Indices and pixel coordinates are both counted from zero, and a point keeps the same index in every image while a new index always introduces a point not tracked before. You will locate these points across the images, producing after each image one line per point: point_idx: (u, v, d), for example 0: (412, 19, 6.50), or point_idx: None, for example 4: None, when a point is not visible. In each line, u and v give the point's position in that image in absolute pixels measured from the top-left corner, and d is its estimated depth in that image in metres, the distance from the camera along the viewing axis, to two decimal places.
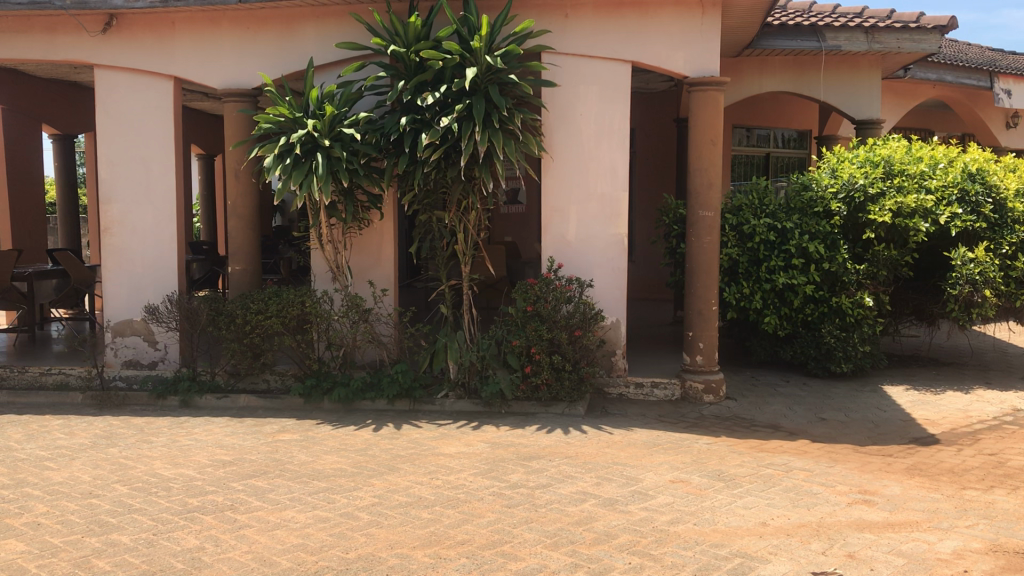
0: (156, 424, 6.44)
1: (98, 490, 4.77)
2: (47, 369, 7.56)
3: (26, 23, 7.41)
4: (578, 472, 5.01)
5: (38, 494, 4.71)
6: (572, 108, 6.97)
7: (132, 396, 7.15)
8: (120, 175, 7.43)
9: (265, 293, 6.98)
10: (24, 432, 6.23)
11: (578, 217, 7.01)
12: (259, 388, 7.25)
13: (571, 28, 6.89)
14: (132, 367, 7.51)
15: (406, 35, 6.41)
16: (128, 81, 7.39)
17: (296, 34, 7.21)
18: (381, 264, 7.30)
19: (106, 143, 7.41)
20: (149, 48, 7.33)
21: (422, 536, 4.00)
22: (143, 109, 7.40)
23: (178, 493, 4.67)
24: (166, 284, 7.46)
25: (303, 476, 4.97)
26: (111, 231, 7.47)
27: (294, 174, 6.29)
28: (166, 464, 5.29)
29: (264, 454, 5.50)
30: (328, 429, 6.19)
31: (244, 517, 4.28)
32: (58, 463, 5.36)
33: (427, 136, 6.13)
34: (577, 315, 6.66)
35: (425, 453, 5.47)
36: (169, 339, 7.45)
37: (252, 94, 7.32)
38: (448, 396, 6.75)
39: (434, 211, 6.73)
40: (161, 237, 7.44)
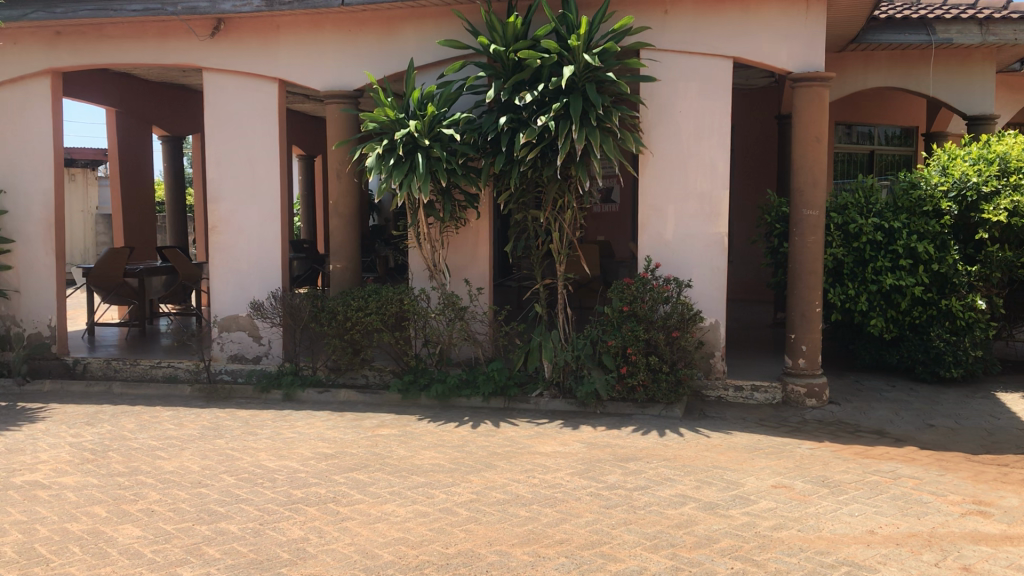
0: (261, 416, 6.62)
1: (207, 480, 4.93)
2: (157, 362, 7.86)
3: (141, 29, 7.73)
4: (677, 475, 4.94)
5: (151, 482, 4.90)
6: (671, 106, 6.88)
7: (238, 389, 7.36)
8: (227, 176, 7.68)
9: (365, 290, 7.12)
10: (137, 422, 6.48)
11: (678, 216, 6.92)
12: (359, 383, 7.39)
13: (671, 25, 6.80)
14: (237, 361, 7.73)
15: (505, 33, 6.43)
16: (234, 84, 7.62)
17: (396, 34, 7.30)
18: (477, 262, 7.33)
19: (214, 145, 7.66)
20: (255, 51, 7.54)
21: (520, 534, 4.00)
22: (248, 111, 7.62)
23: (283, 485, 4.79)
24: (270, 281, 7.66)
25: (402, 471, 5.03)
26: (218, 229, 7.72)
27: (396, 173, 6.41)
28: (270, 455, 5.44)
29: (364, 449, 5.60)
30: (426, 425, 6.26)
31: (346, 509, 4.35)
32: (169, 453, 5.56)
33: (525, 135, 6.16)
34: (675, 316, 6.54)
35: (521, 451, 5.48)
36: (273, 334, 7.65)
37: (354, 95, 7.46)
38: (542, 395, 6.76)
39: (530, 210, 6.73)
40: (265, 236, 7.64)
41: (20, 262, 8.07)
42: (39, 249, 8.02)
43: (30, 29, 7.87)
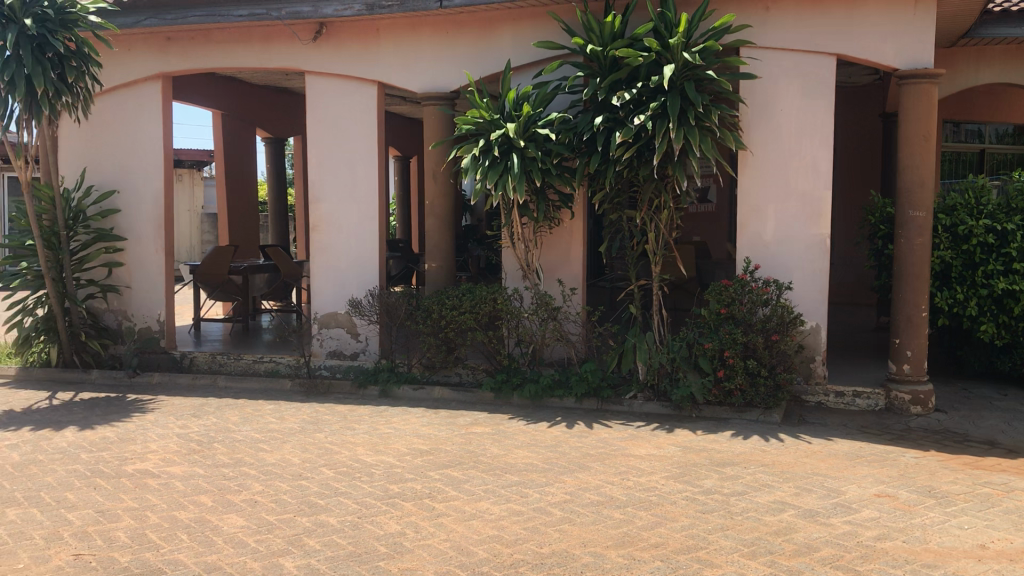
0: (358, 412, 6.75)
1: (307, 472, 5.05)
2: (260, 357, 8.13)
3: (247, 34, 7.98)
4: (775, 481, 4.84)
5: (254, 474, 5.05)
6: (771, 105, 6.75)
7: (336, 384, 7.53)
8: (327, 176, 7.86)
9: (460, 289, 7.19)
10: (241, 414, 6.69)
11: (777, 217, 6.78)
12: (452, 381, 7.44)
13: (772, 22, 6.68)
14: (336, 358, 7.91)
15: (602, 33, 6.41)
16: (335, 86, 7.79)
17: (493, 36, 7.35)
18: (570, 263, 7.32)
19: (315, 146, 7.85)
20: (355, 54, 7.69)
21: (614, 536, 3.98)
22: (347, 113, 7.78)
23: (380, 479, 4.87)
24: (367, 279, 7.81)
25: (497, 469, 5.06)
26: (318, 229, 7.91)
27: (491, 173, 6.46)
28: (368, 450, 5.54)
29: (459, 446, 5.65)
30: (519, 424, 6.28)
31: (442, 506, 4.40)
32: (271, 445, 5.72)
33: (621, 134, 6.12)
34: (774, 319, 6.42)
35: (615, 453, 5.45)
36: (370, 332, 7.78)
37: (451, 96, 7.54)
38: (636, 398, 6.71)
39: (625, 209, 6.69)
40: (363, 236, 7.79)
41: (132, 259, 8.42)
42: (150, 247, 8.35)
43: (144, 36, 8.21)
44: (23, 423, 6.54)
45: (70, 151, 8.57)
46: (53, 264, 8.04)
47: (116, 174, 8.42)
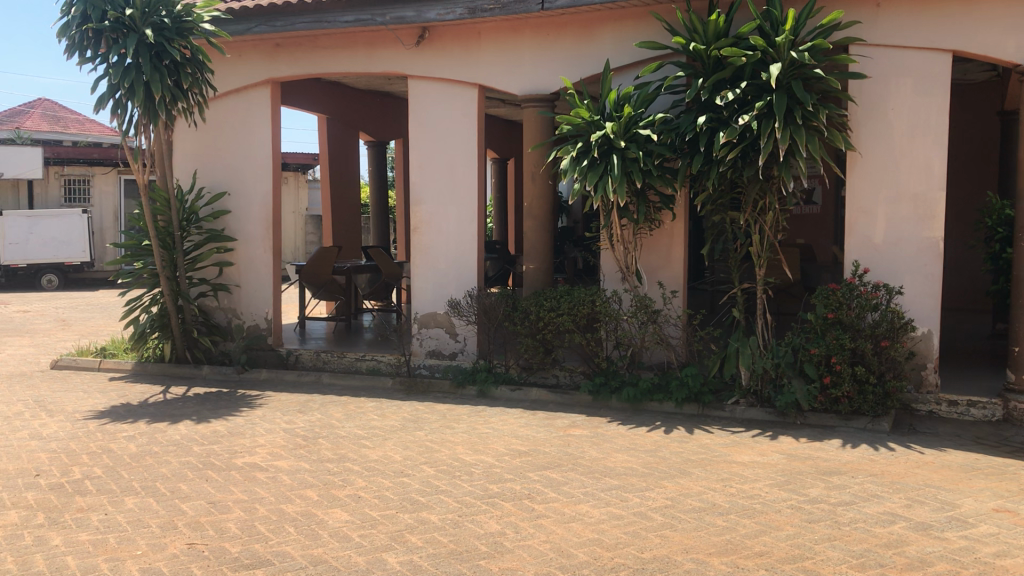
0: (457, 411, 6.82)
1: (409, 470, 5.12)
2: (361, 355, 8.25)
3: (352, 40, 8.15)
4: (884, 491, 4.69)
5: (358, 470, 5.15)
6: (882, 103, 6.53)
7: (435, 383, 7.61)
8: (428, 178, 7.96)
9: (558, 291, 7.19)
10: (344, 411, 6.84)
11: (887, 219, 6.57)
12: (549, 382, 7.42)
13: (883, 18, 6.47)
14: (435, 357, 8.02)
15: (705, 32, 6.32)
16: (437, 89, 7.89)
17: (594, 37, 7.32)
18: (670, 266, 7.22)
19: (416, 148, 7.97)
20: (457, 57, 7.78)
21: (717, 543, 3.91)
22: (449, 116, 7.86)
23: (480, 479, 4.91)
24: (466, 280, 7.87)
25: (596, 472, 5.03)
26: (418, 230, 8.02)
27: (590, 175, 6.45)
28: (467, 450, 5.59)
29: (558, 448, 5.65)
30: (619, 428, 6.24)
31: (542, 507, 4.41)
32: (373, 442, 5.83)
33: (725, 135, 6.02)
34: (884, 324, 6.24)
35: (717, 459, 5.36)
36: (468, 332, 7.85)
37: (551, 97, 7.55)
38: (738, 404, 6.57)
39: (729, 211, 6.56)
40: (463, 237, 7.86)
41: (241, 259, 8.70)
42: (258, 247, 8.61)
43: (254, 42, 8.47)
44: (140, 415, 6.83)
45: (184, 154, 8.91)
46: (167, 264, 8.38)
47: (226, 176, 8.71)
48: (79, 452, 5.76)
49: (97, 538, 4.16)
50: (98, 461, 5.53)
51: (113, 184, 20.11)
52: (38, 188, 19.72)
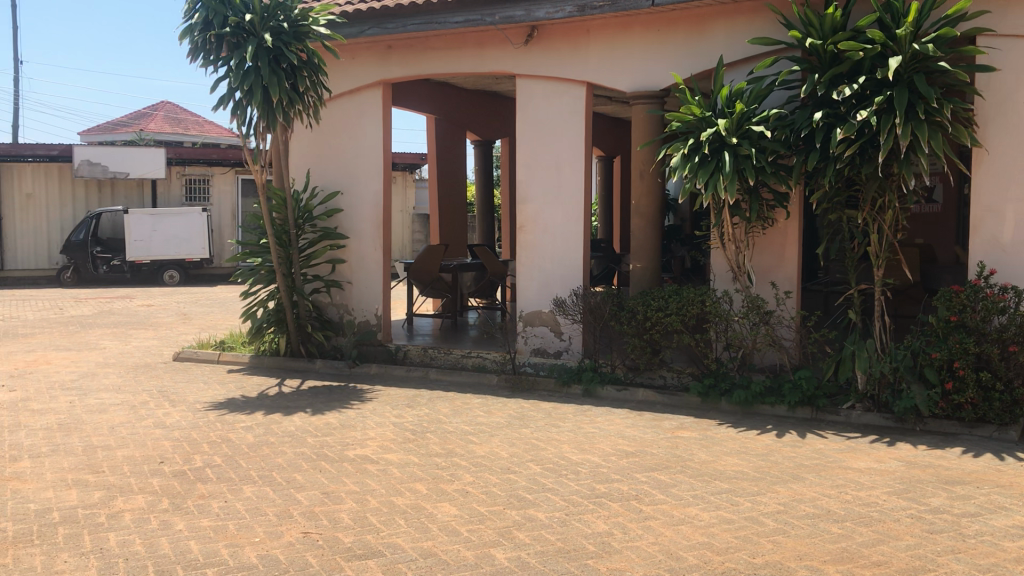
0: (563, 409, 6.82)
1: (516, 467, 5.15)
2: (467, 352, 8.30)
3: (462, 40, 8.24)
4: (1012, 504, 4.47)
5: (465, 465, 5.20)
6: (1013, 97, 6.23)
7: (540, 381, 7.62)
8: (535, 177, 7.98)
9: (666, 291, 7.12)
10: (451, 407, 6.93)
11: (1017, 217, 6.26)
12: (656, 383, 7.28)
13: (1015, 7, 6.17)
14: (540, 356, 8.03)
15: (822, 25, 6.14)
16: (545, 88, 7.89)
17: (706, 33, 7.20)
18: (784, 265, 7.06)
19: (524, 147, 8.00)
20: (565, 56, 7.78)
21: (832, 551, 3.80)
22: (557, 114, 7.87)
23: (587, 478, 4.90)
24: (572, 279, 7.87)
25: (705, 475, 4.96)
26: (525, 228, 8.05)
27: (701, 172, 6.37)
28: (573, 448, 5.58)
29: (665, 449, 5.58)
30: (728, 430, 6.14)
31: (650, 509, 4.36)
32: (480, 438, 5.88)
33: (842, 131, 5.84)
34: (1014, 327, 5.86)
35: (831, 465, 5.21)
36: (573, 331, 7.84)
37: (661, 95, 7.46)
38: (854, 408, 6.39)
39: (846, 210, 6.36)
40: (570, 236, 7.85)
41: (353, 256, 8.91)
42: (369, 245, 8.81)
43: (367, 44, 8.65)
44: (257, 407, 7.07)
45: (299, 154, 9.16)
46: (284, 261, 8.64)
47: (339, 176, 8.93)
48: (199, 441, 5.99)
49: (217, 524, 4.31)
50: (218, 450, 5.74)
51: (231, 184, 20.95)
52: (161, 187, 20.61)
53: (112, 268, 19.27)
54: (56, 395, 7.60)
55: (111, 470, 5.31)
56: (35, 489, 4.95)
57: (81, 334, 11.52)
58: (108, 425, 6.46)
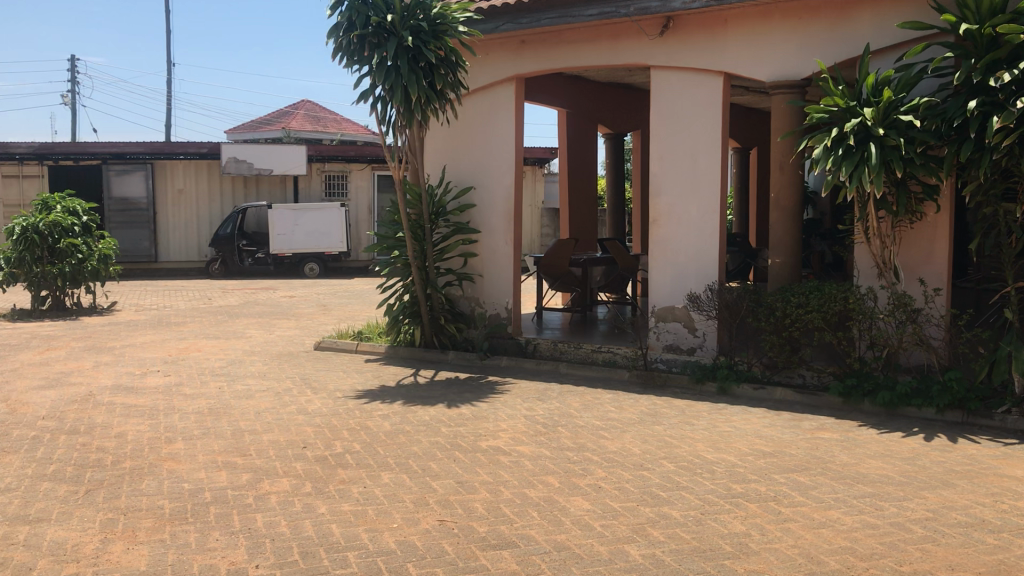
0: (697, 407, 6.71)
1: (649, 463, 5.10)
2: (598, 347, 8.27)
3: (596, 33, 8.20)
4: None
5: (598, 460, 5.19)
6: None
7: (673, 378, 7.51)
8: (669, 170, 7.87)
9: (807, 287, 6.90)
10: (583, 401, 6.92)
11: None
12: (795, 382, 7.12)
13: None
14: (672, 352, 7.93)
15: (979, 8, 5.86)
16: (681, 80, 7.77)
17: (850, 19, 6.93)
18: (934, 261, 6.72)
19: (659, 140, 7.90)
20: (702, 46, 7.63)
21: (987, 563, 3.60)
22: (692, 106, 7.73)
23: (723, 477, 4.80)
24: (707, 274, 7.73)
25: (847, 478, 4.78)
26: (659, 222, 7.95)
27: (844, 165, 6.14)
28: (708, 447, 5.48)
29: (805, 450, 5.42)
30: (871, 433, 5.90)
31: (789, 511, 4.24)
32: (612, 434, 5.85)
33: (1000, 119, 5.51)
34: None
35: (985, 472, 4.94)
36: (708, 327, 7.71)
37: (801, 84, 7.24)
38: (1010, 412, 6.02)
39: (1003, 202, 6.01)
40: (704, 231, 7.72)
41: (485, 250, 9.02)
42: (501, 239, 8.89)
43: (501, 40, 8.72)
44: (393, 396, 7.25)
45: (434, 150, 9.34)
46: (418, 254, 8.82)
47: (472, 171, 9.04)
48: (339, 428, 6.19)
49: (358, 509, 4.45)
50: (356, 437, 5.92)
51: (367, 179, 21.45)
52: (302, 183, 21.38)
53: (256, 261, 20.10)
54: (206, 381, 8.00)
55: (257, 454, 5.55)
56: (188, 470, 5.22)
57: (229, 323, 12.09)
58: (254, 410, 6.75)
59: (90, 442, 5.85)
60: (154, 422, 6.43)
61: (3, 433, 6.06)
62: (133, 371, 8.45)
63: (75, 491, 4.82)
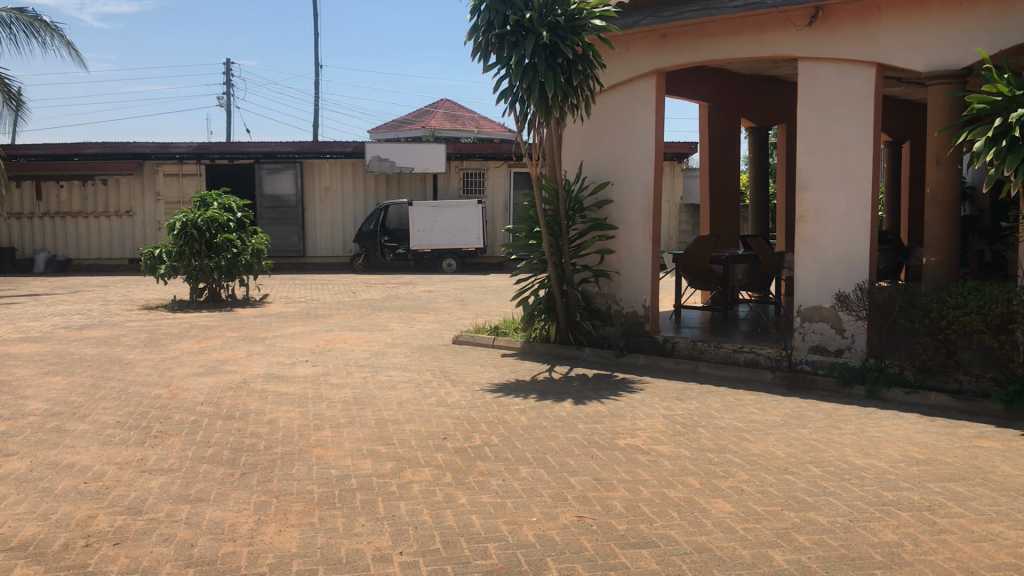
0: (844, 411, 6.47)
1: (794, 467, 4.95)
2: (740, 347, 8.08)
3: (741, 25, 8.00)
4: None
5: (739, 462, 5.08)
6: None
7: (819, 380, 7.28)
8: (817, 165, 7.62)
9: (966, 287, 6.53)
10: (723, 402, 6.79)
11: None
12: (951, 387, 6.75)
13: None
14: (818, 353, 7.67)
15: None
16: (830, 71, 7.50)
17: (1018, 4, 6.52)
18: None
19: (806, 134, 7.65)
20: (853, 36, 7.34)
21: None
22: (842, 99, 7.45)
23: (873, 484, 4.61)
24: (857, 272, 7.44)
25: (1010, 491, 4.51)
26: (805, 219, 7.70)
27: (1009, 158, 5.79)
28: (857, 452, 5.28)
29: (963, 459, 5.14)
30: None
31: (945, 521, 4.04)
32: (755, 436, 5.71)
33: None
34: None
35: None
36: (857, 328, 7.43)
37: (962, 74, 6.86)
38: None
39: None
40: (854, 227, 7.43)
41: (622, 246, 8.96)
42: (639, 235, 8.80)
43: (641, 34, 8.63)
44: (530, 391, 7.30)
45: (572, 146, 9.35)
46: (555, 250, 8.85)
47: (611, 166, 8.99)
48: (478, 420, 6.29)
49: (497, 501, 4.51)
50: (495, 430, 5.99)
51: (504, 176, 21.81)
52: (441, 181, 21.82)
53: (397, 256, 20.69)
54: (351, 371, 8.28)
55: (400, 443, 5.70)
56: (336, 457, 5.41)
57: (372, 316, 12.47)
58: (396, 401, 6.94)
59: (245, 427, 6.15)
60: (303, 410, 6.70)
61: (166, 416, 6.44)
62: (283, 361, 8.83)
63: (232, 473, 5.08)
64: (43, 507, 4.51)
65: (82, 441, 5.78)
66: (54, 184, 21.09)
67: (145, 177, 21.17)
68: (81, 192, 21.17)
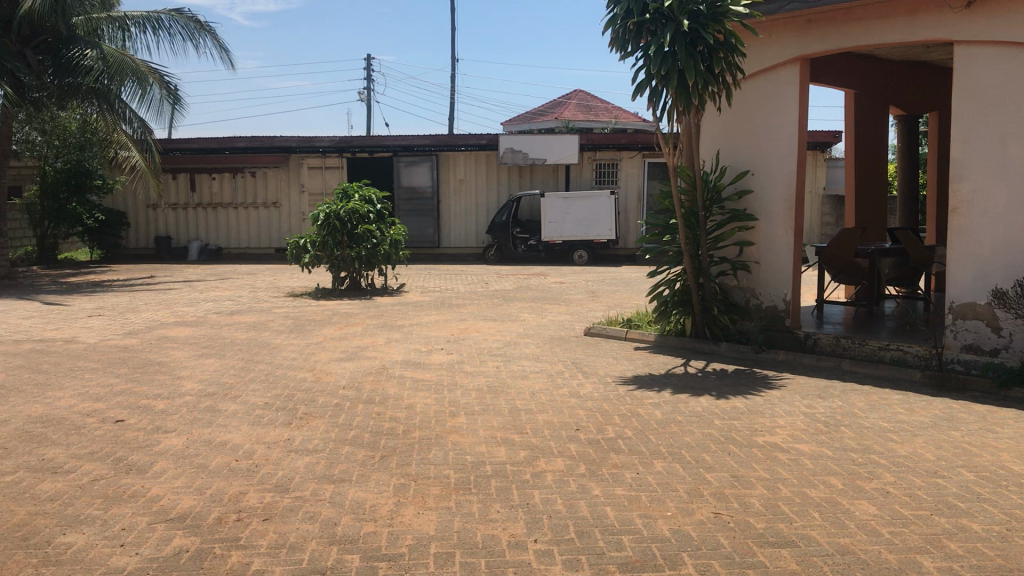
0: (1001, 414, 6.13)
1: (944, 471, 4.73)
2: (886, 344, 7.76)
3: (892, 8, 7.66)
4: None
5: (885, 464, 4.88)
6: None
7: (973, 381, 6.93)
8: (974, 154, 7.21)
9: None
10: (868, 401, 6.54)
11: None
12: None
13: None
14: (972, 352, 7.28)
15: None
16: (990, 55, 7.09)
17: None
18: None
19: (962, 121, 7.25)
20: (1016, 17, 6.91)
21: None
22: (1003, 84, 7.03)
23: None
24: (1018, 267, 7.04)
25: None
26: (960, 211, 7.31)
27: None
28: (1014, 458, 4.99)
29: None
30: None
31: None
32: (901, 437, 5.48)
33: None
34: None
35: None
36: (1016, 327, 7.03)
37: None
38: None
39: None
40: (1015, 219, 7.02)
41: (761, 238, 8.73)
42: (780, 228, 8.57)
43: (785, 20, 8.38)
44: (664, 385, 7.23)
45: (709, 136, 9.19)
46: (692, 242, 8.73)
47: (751, 156, 8.78)
48: (611, 413, 6.27)
49: (631, 493, 4.49)
50: (629, 423, 5.96)
51: (638, 167, 21.51)
52: (574, 172, 21.82)
53: (529, 247, 20.75)
54: (485, 360, 8.40)
55: (533, 432, 5.74)
56: (471, 443, 5.51)
57: (505, 306, 12.60)
58: (529, 390, 7.00)
59: (384, 411, 6.34)
60: (439, 396, 6.84)
61: (310, 399, 6.70)
62: (419, 348, 9.03)
63: (372, 455, 5.24)
64: (199, 480, 4.78)
65: (233, 421, 6.08)
66: (207, 176, 22.21)
67: (290, 169, 22.02)
68: (231, 184, 22.22)
